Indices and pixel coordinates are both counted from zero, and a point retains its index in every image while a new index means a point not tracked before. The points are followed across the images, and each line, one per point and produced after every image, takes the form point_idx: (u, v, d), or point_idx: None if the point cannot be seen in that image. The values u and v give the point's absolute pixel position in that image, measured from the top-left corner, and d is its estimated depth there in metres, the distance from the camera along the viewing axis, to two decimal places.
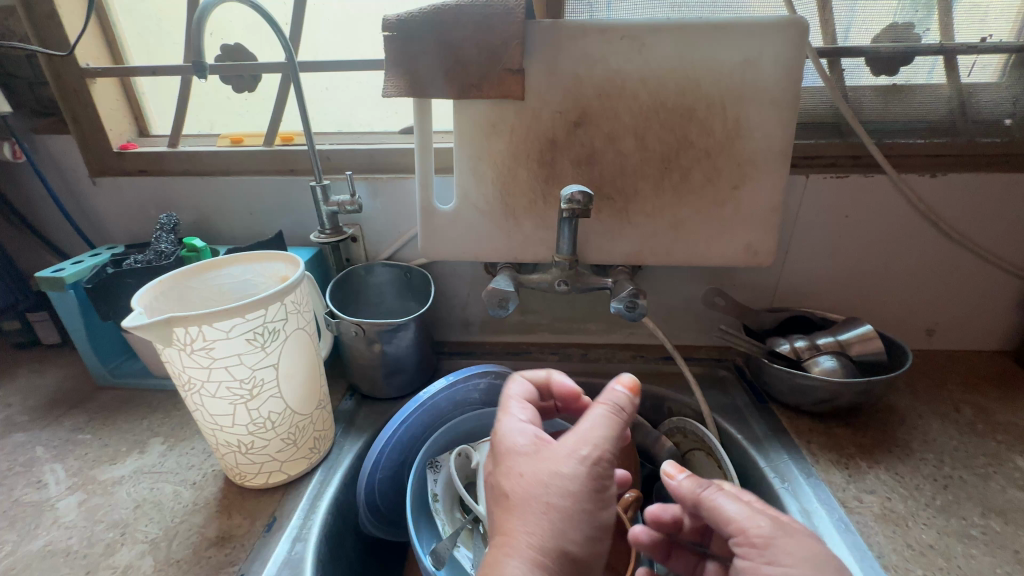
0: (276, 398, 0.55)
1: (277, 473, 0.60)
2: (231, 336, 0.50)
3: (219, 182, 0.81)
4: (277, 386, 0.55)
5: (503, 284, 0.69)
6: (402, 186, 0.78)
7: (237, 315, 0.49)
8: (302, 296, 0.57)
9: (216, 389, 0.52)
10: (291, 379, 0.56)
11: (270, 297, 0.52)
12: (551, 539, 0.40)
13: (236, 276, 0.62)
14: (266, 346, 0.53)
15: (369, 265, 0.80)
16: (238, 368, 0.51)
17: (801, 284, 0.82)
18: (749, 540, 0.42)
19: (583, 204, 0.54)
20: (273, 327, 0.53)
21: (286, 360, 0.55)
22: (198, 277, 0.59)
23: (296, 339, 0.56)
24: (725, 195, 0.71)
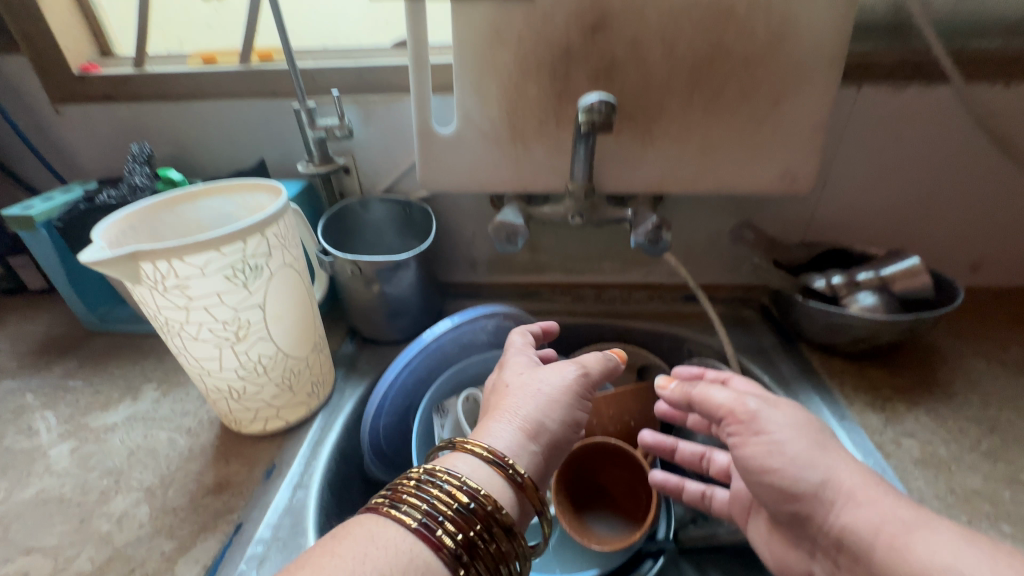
0: (266, 340, 0.51)
1: (274, 419, 0.57)
2: (206, 273, 0.44)
3: (194, 108, 0.72)
4: (266, 328, 0.50)
5: (512, 217, 0.63)
6: (396, 108, 0.69)
7: (211, 249, 0.44)
8: (286, 228, 0.51)
9: (197, 331, 0.47)
10: (281, 319, 0.52)
11: (248, 228, 0.46)
12: (534, 415, 0.45)
13: (216, 209, 0.56)
14: (249, 283, 0.47)
15: (364, 199, 0.73)
16: (220, 308, 0.46)
17: (840, 216, 0.74)
18: (738, 421, 0.45)
19: (607, 115, 0.46)
20: (254, 263, 0.47)
21: (274, 298, 0.50)
22: (173, 210, 0.54)
23: (284, 277, 0.51)
24: (764, 111, 0.62)
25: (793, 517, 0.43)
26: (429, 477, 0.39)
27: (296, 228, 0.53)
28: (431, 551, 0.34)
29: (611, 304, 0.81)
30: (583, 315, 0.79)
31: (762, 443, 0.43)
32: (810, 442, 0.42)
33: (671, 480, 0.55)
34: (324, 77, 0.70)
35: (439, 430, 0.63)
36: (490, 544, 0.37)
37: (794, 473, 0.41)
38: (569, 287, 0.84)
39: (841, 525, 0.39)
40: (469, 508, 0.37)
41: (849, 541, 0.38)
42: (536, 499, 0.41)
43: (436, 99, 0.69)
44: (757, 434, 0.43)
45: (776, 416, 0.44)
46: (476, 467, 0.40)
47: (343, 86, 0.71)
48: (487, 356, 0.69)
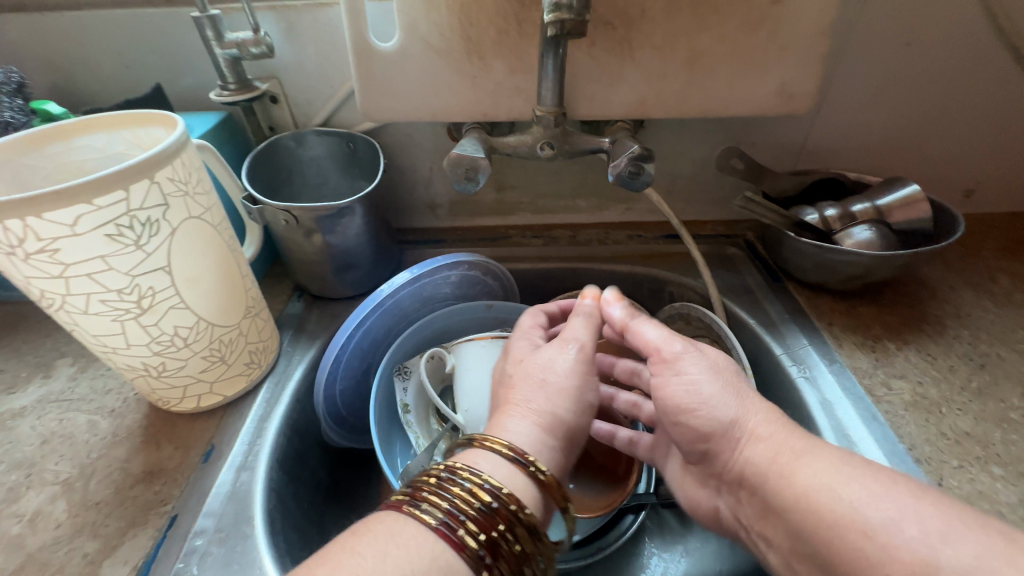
0: (180, 309, 0.42)
1: (208, 396, 0.50)
2: (79, 232, 0.35)
3: (67, 21, 0.58)
4: (177, 294, 0.41)
5: (470, 149, 0.53)
6: (323, 17, 0.57)
7: (80, 201, 0.34)
8: (187, 171, 0.40)
9: (86, 303, 0.38)
10: (197, 283, 0.43)
11: (129, 172, 0.36)
12: (549, 406, 0.41)
13: (101, 150, 0.45)
14: (143, 242, 0.38)
15: (298, 133, 0.63)
16: (109, 274, 0.37)
17: (835, 139, 0.67)
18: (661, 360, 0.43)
19: (581, 13, 0.36)
20: (145, 216, 0.37)
21: (184, 258, 0.41)
22: (40, 152, 0.43)
23: (192, 232, 0.41)
24: (763, 12, 0.52)
25: (704, 456, 0.42)
26: (450, 473, 0.35)
27: (204, 170, 0.43)
28: (454, 553, 0.30)
29: (588, 246, 0.74)
30: (557, 258, 0.73)
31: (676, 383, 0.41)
32: (720, 379, 0.41)
33: (602, 429, 0.53)
34: None
35: (401, 395, 0.57)
36: (515, 546, 0.33)
37: (707, 412, 0.40)
38: (541, 229, 0.76)
39: (743, 461, 0.39)
40: (493, 508, 0.33)
41: (749, 476, 0.38)
42: (559, 495, 0.38)
43: (371, 4, 0.57)
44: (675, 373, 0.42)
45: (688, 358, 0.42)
46: (498, 465, 0.36)
47: None
48: (452, 309, 0.62)
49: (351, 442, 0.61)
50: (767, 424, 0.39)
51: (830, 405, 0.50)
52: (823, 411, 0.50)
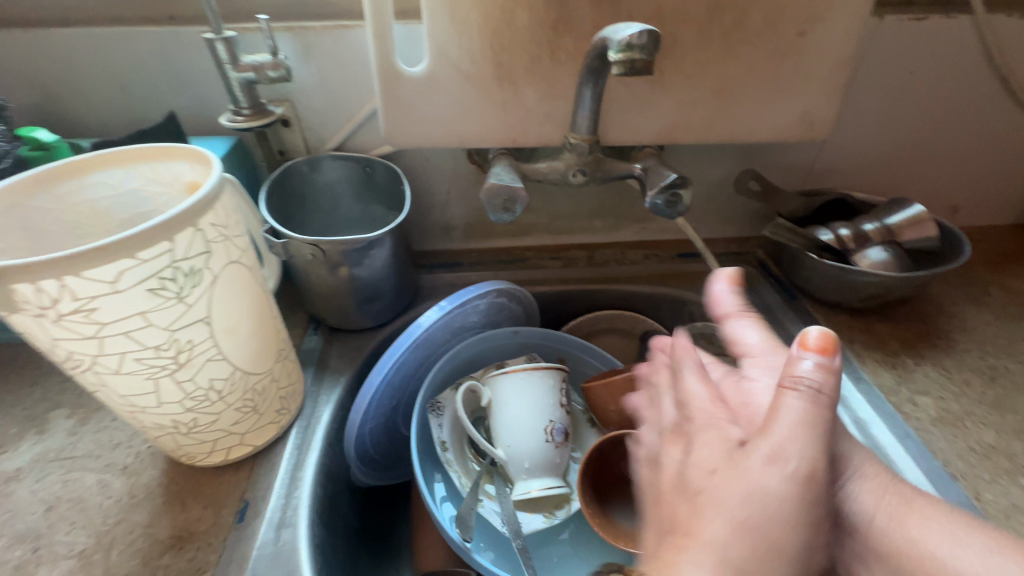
0: (218, 362, 0.39)
1: (237, 447, 0.46)
2: (120, 289, 0.31)
3: (58, 39, 0.53)
4: (216, 345, 0.38)
5: (507, 179, 0.52)
6: (345, 39, 0.54)
7: (123, 255, 0.31)
8: (226, 212, 0.37)
9: (119, 364, 0.34)
10: (235, 333, 0.40)
11: (173, 221, 0.33)
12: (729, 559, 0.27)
13: (117, 186, 0.41)
14: (185, 294, 0.35)
15: (312, 159, 0.59)
16: (148, 332, 0.34)
17: (841, 161, 0.70)
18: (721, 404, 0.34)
19: (651, 53, 0.36)
20: (189, 266, 0.34)
21: (224, 308, 0.38)
22: (50, 192, 0.38)
23: (232, 278, 0.38)
24: (788, 44, 0.54)
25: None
26: None
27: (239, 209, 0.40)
28: None
29: (606, 267, 0.73)
30: (577, 280, 0.72)
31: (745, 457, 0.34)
32: (828, 468, 0.28)
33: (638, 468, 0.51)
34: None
35: (437, 432, 0.55)
36: None
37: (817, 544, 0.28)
38: (557, 250, 0.76)
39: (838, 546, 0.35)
40: None
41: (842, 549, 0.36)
42: None
43: (396, 27, 0.55)
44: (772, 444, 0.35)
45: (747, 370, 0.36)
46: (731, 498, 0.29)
47: (269, 10, 0.54)
48: (482, 338, 0.60)
49: (381, 480, 0.58)
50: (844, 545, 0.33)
51: (864, 424, 0.52)
52: (858, 431, 0.52)
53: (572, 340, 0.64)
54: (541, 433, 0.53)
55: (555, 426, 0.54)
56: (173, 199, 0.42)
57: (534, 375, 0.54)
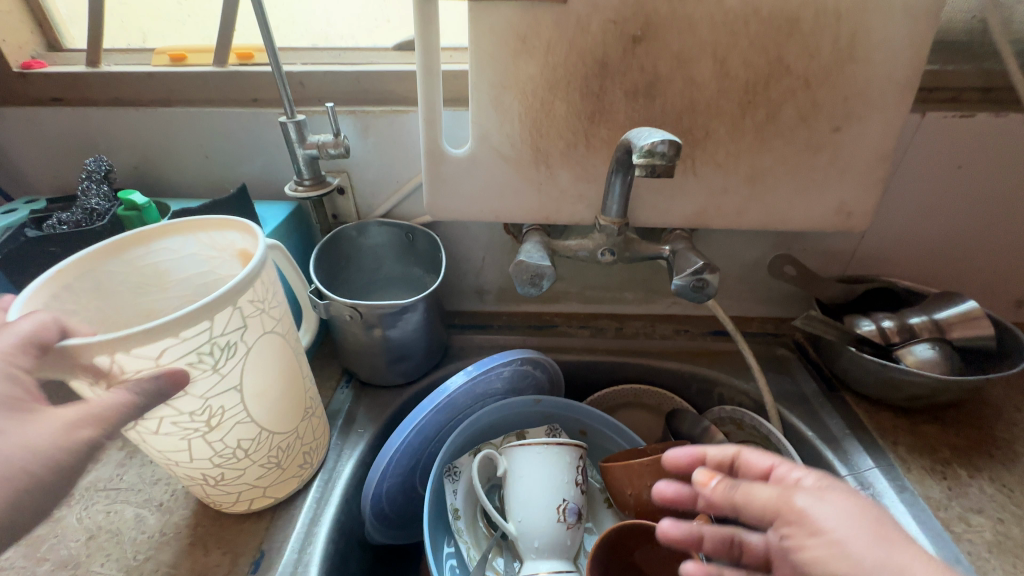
0: (248, 422, 0.42)
1: (260, 499, 0.49)
2: (163, 364, 0.35)
3: (162, 117, 0.62)
4: (244, 409, 0.41)
5: (536, 256, 0.54)
6: (399, 122, 0.60)
7: (167, 336, 0.34)
8: (264, 289, 0.41)
9: (158, 426, 0.38)
10: (265, 394, 0.43)
11: (215, 303, 0.36)
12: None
13: (177, 251, 0.46)
14: (221, 365, 0.38)
15: (361, 224, 0.65)
16: (184, 399, 0.37)
17: (886, 250, 0.68)
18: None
19: (672, 160, 0.38)
20: (226, 340, 0.38)
21: (257, 372, 0.41)
22: (120, 258, 0.43)
23: (264, 347, 0.42)
24: (823, 139, 0.54)
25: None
26: None
27: (278, 280, 0.44)
28: None
29: (634, 340, 0.73)
30: (605, 350, 0.72)
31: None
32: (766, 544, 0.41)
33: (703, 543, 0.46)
34: (315, 83, 0.61)
35: (450, 498, 0.55)
36: None
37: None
38: (586, 318, 0.77)
39: None
40: None
41: None
42: None
43: (446, 113, 0.61)
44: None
45: (829, 510, 0.36)
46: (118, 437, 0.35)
47: (337, 96, 0.61)
48: (504, 406, 0.61)
49: (394, 539, 0.59)
50: None
51: None
52: None
53: (594, 414, 0.63)
54: (553, 512, 0.52)
55: (567, 506, 0.53)
56: (225, 263, 0.47)
57: (550, 450, 0.54)
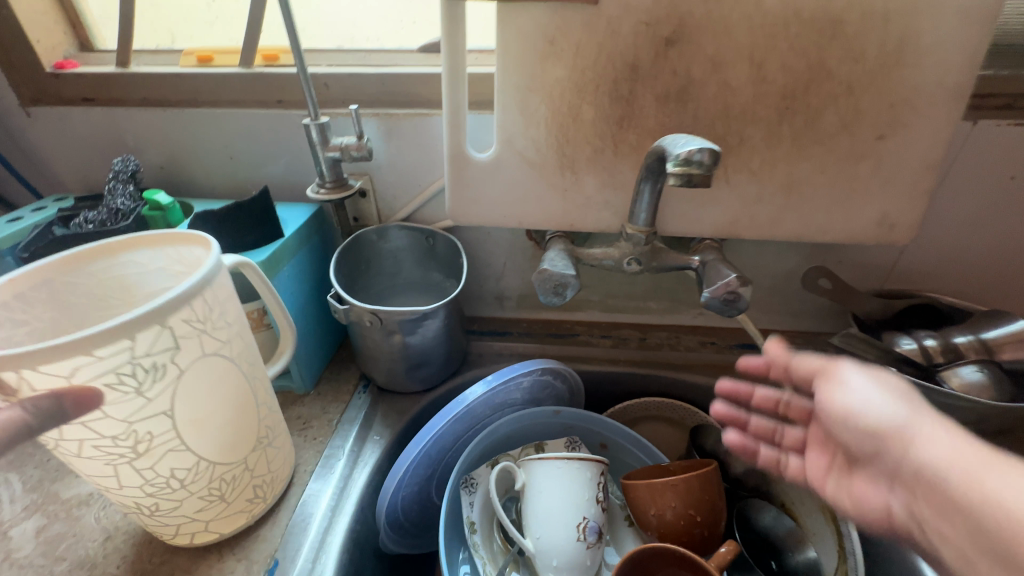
0: (183, 453, 0.37)
1: (202, 533, 0.44)
2: (74, 383, 0.30)
3: (188, 118, 0.62)
4: (178, 439, 0.36)
5: (560, 265, 0.53)
6: (423, 125, 0.59)
7: (78, 353, 0.30)
8: (208, 306, 0.36)
9: (79, 449, 0.34)
10: (206, 424, 0.38)
11: (138, 318, 0.31)
12: None
13: (144, 265, 0.41)
14: (145, 388, 0.33)
15: (382, 228, 0.64)
16: (103, 423, 0.33)
17: (927, 264, 0.64)
18: (928, 530, 0.31)
19: (710, 170, 0.36)
20: (152, 360, 0.33)
21: (200, 399, 0.37)
22: (81, 269, 0.39)
23: (204, 371, 0.36)
24: (865, 147, 0.52)
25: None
26: None
27: (230, 298, 0.39)
28: None
29: (657, 351, 0.71)
30: (627, 361, 0.70)
31: (902, 470, 0.32)
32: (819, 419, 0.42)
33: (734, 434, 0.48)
34: (339, 84, 0.60)
35: (467, 510, 0.54)
36: None
37: None
38: (608, 328, 0.75)
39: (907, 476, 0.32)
40: None
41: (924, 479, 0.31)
42: None
43: (471, 116, 0.60)
44: (939, 514, 0.29)
45: (868, 377, 0.37)
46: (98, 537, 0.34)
47: (361, 98, 0.61)
48: (523, 416, 0.60)
49: (408, 549, 0.58)
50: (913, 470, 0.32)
51: None
52: None
53: (616, 428, 0.61)
54: (573, 530, 0.50)
55: (588, 524, 0.51)
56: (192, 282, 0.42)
57: (570, 466, 0.52)
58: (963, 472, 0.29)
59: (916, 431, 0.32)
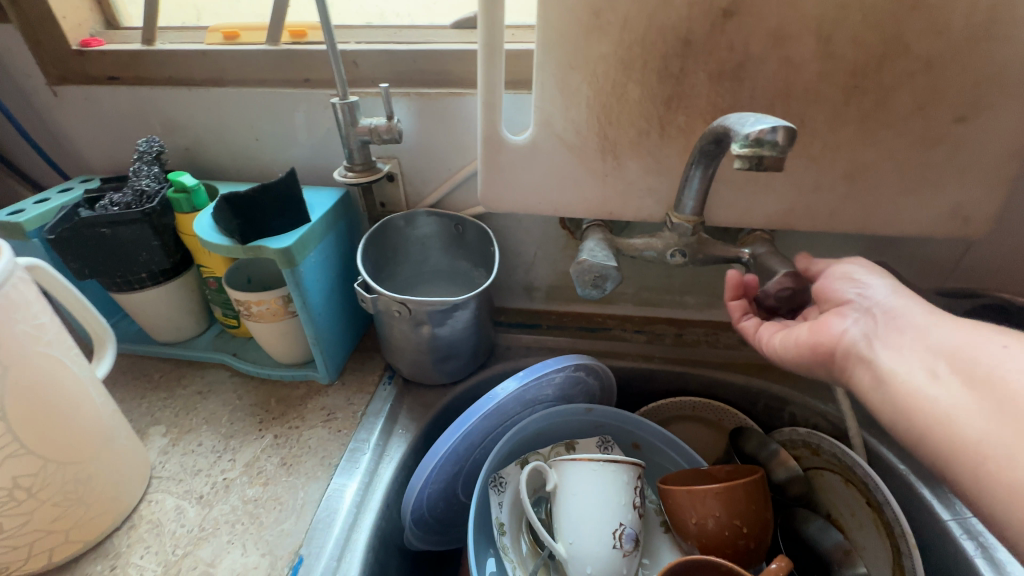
0: (24, 457, 0.37)
1: (62, 546, 0.43)
2: None
3: (212, 97, 0.60)
4: (14, 441, 0.36)
5: (600, 255, 0.49)
6: (455, 105, 0.56)
7: None
8: (19, 299, 0.36)
9: None
10: (46, 425, 0.38)
11: None
12: None
13: None
14: None
15: (410, 214, 0.61)
16: None
17: (997, 262, 0.59)
18: (879, 338, 0.37)
19: (784, 151, 0.32)
20: None
21: (22, 400, 0.36)
22: None
23: (29, 367, 0.36)
24: (941, 131, 0.47)
25: None
26: None
27: (39, 292, 0.38)
28: None
29: (695, 348, 0.67)
30: (663, 358, 0.66)
31: (884, 310, 0.38)
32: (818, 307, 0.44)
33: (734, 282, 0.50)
34: (367, 62, 0.58)
35: (496, 511, 0.51)
36: None
37: None
38: (642, 322, 0.71)
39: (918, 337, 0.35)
40: None
41: (939, 343, 0.34)
42: None
43: (506, 96, 0.56)
44: (898, 332, 0.36)
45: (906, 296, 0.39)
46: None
47: (390, 77, 0.58)
48: (555, 413, 0.57)
49: (434, 546, 0.56)
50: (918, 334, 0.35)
51: None
52: None
53: (652, 428, 0.58)
54: (609, 537, 0.48)
55: (625, 531, 0.48)
56: None
57: (606, 468, 0.49)
58: (925, 310, 0.37)
59: (891, 289, 0.39)
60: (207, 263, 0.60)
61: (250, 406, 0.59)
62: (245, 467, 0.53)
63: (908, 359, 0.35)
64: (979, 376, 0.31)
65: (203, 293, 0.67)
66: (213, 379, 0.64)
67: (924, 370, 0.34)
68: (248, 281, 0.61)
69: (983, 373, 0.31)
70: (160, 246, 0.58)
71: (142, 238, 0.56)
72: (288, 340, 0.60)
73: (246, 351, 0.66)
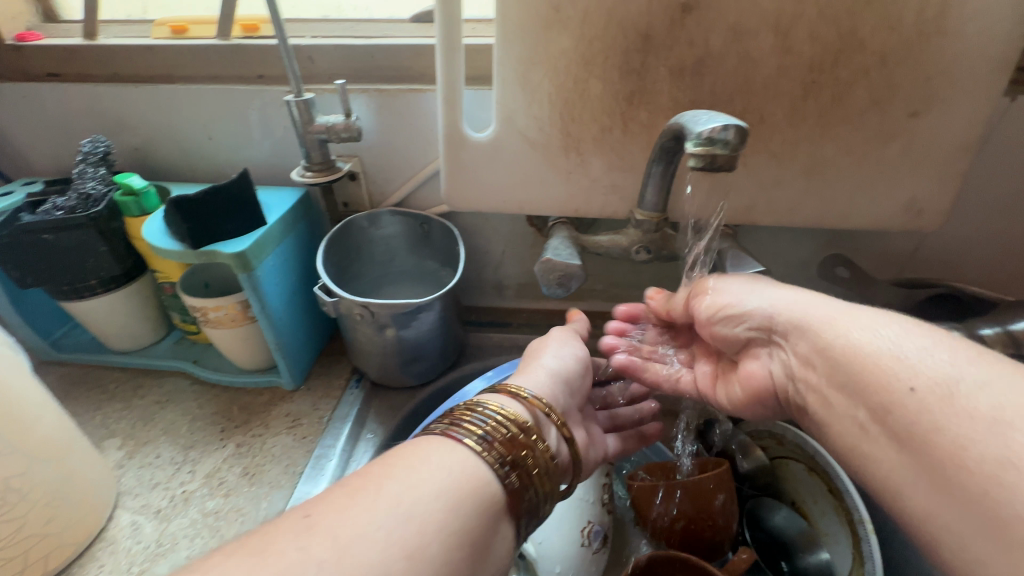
0: (5, 458, 0.37)
1: (56, 552, 0.43)
2: None
3: (161, 95, 0.58)
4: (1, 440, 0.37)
5: (564, 254, 0.49)
6: (416, 102, 0.55)
7: None
8: None
9: None
10: (24, 427, 0.39)
11: None
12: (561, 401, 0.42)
13: None
14: None
15: (373, 214, 0.60)
16: None
17: (951, 253, 0.61)
18: (805, 387, 0.36)
19: (737, 149, 0.32)
20: None
21: None
22: None
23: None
24: (896, 126, 0.48)
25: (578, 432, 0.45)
26: None
27: None
28: None
29: None
30: None
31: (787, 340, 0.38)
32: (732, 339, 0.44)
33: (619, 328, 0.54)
34: (324, 57, 0.56)
35: None
36: None
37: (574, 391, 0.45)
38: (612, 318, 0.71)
39: (831, 361, 0.34)
40: None
41: (850, 369, 0.32)
42: None
43: (468, 92, 0.55)
44: (814, 369, 0.35)
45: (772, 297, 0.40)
46: (465, 458, 0.31)
47: (348, 72, 0.56)
48: None
49: None
50: (827, 368, 0.34)
51: None
52: None
53: None
54: (577, 535, 0.48)
55: (592, 528, 0.48)
56: None
57: None
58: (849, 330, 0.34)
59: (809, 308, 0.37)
60: (161, 268, 0.58)
61: (211, 415, 0.58)
62: (205, 478, 0.51)
63: (842, 411, 0.33)
64: (900, 431, 0.29)
65: (160, 298, 0.65)
66: (173, 388, 0.62)
67: (853, 421, 0.32)
68: (205, 286, 0.59)
69: (904, 428, 0.28)
70: (109, 251, 0.55)
71: (89, 243, 0.53)
72: (249, 346, 0.58)
73: (207, 357, 0.64)
